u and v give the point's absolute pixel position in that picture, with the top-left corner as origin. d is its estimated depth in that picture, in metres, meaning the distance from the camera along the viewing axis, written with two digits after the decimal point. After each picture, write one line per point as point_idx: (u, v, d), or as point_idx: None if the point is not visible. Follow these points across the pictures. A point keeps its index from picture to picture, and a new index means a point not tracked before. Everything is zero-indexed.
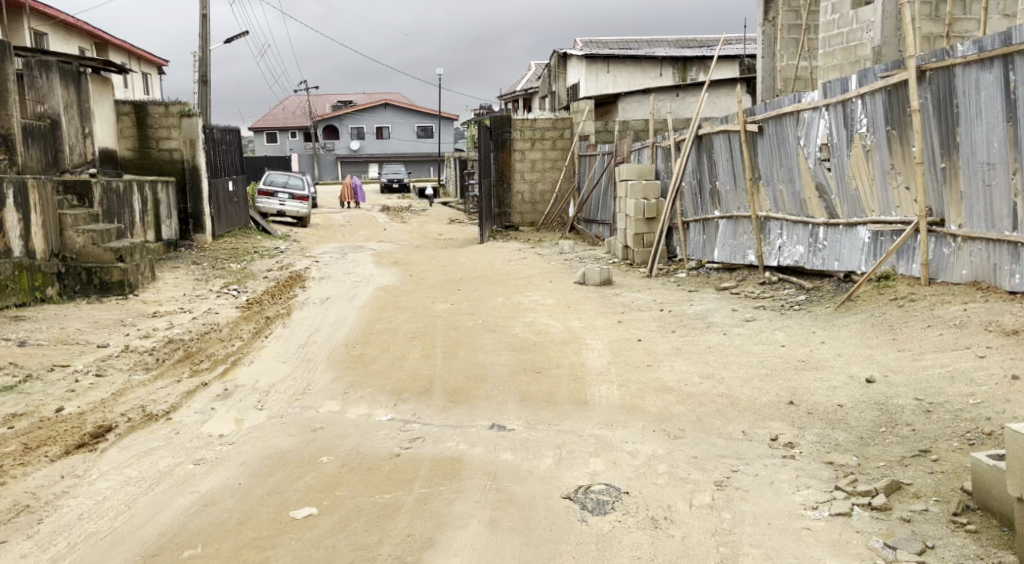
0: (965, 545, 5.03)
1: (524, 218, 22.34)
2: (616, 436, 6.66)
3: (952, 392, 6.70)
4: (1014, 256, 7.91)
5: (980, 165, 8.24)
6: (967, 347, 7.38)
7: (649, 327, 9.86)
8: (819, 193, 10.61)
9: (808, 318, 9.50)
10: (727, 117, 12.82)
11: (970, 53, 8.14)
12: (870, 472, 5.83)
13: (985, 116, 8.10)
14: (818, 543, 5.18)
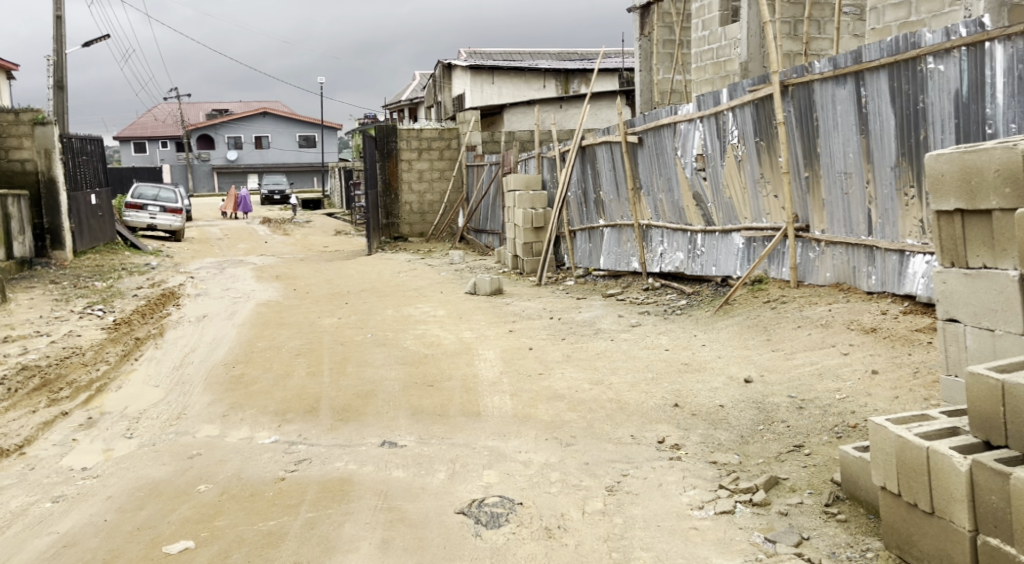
0: (837, 534, 5.22)
1: (412, 228, 22.37)
2: (509, 447, 6.81)
3: (822, 389, 7.11)
4: (871, 259, 8.45)
5: (838, 174, 8.76)
6: (833, 345, 7.84)
7: (540, 335, 10.09)
8: (696, 202, 11.08)
9: (689, 322, 9.88)
10: (608, 128, 13.18)
11: (826, 70, 8.64)
12: (751, 469, 6.10)
13: (842, 129, 8.61)
14: (704, 542, 5.32)
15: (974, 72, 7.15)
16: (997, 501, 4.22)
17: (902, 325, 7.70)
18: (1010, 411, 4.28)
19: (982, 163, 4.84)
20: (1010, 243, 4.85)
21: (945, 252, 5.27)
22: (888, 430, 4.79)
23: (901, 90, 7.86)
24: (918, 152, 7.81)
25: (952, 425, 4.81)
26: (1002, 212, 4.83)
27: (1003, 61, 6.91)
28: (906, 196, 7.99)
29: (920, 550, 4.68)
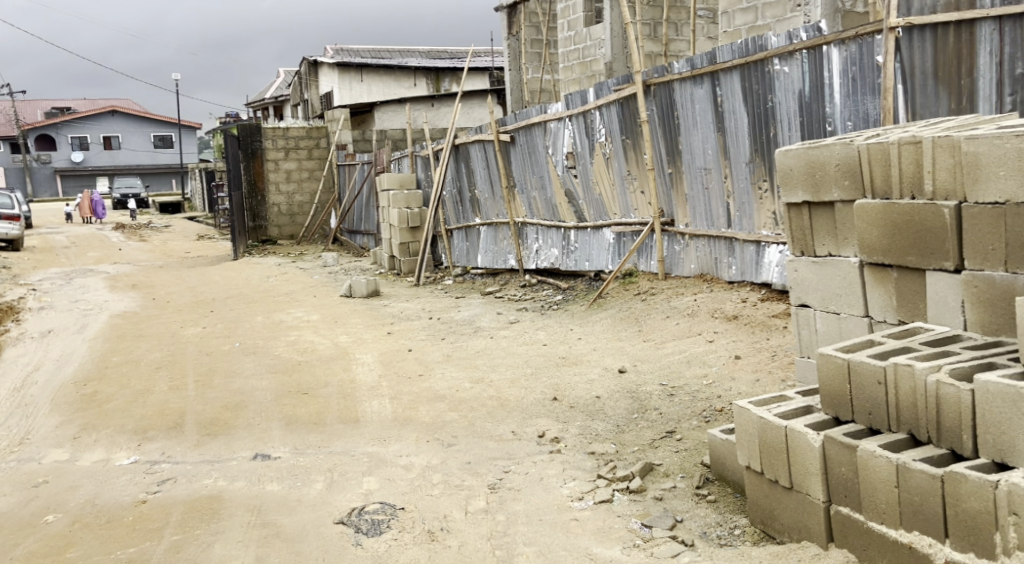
0: (707, 514, 5.42)
1: (282, 230, 22.02)
2: (389, 452, 6.81)
3: (690, 375, 7.43)
4: (730, 250, 8.87)
5: (699, 170, 9.14)
6: (699, 333, 8.20)
7: (419, 336, 10.16)
8: (568, 199, 11.35)
9: (565, 316, 10.13)
10: (481, 127, 13.31)
11: (684, 70, 9.00)
12: (627, 458, 6.29)
13: (701, 127, 8.99)
14: (584, 532, 5.38)
15: (814, 73, 7.60)
16: (846, 473, 4.51)
17: (761, 312, 8.11)
18: (856, 387, 4.60)
19: (824, 159, 5.21)
20: (850, 232, 5.21)
21: (795, 242, 5.62)
22: (750, 412, 5.06)
23: (752, 89, 8.27)
24: (769, 148, 8.23)
25: (808, 404, 5.11)
26: (843, 203, 5.20)
27: (839, 63, 7.37)
28: (759, 189, 8.41)
29: (781, 523, 4.95)
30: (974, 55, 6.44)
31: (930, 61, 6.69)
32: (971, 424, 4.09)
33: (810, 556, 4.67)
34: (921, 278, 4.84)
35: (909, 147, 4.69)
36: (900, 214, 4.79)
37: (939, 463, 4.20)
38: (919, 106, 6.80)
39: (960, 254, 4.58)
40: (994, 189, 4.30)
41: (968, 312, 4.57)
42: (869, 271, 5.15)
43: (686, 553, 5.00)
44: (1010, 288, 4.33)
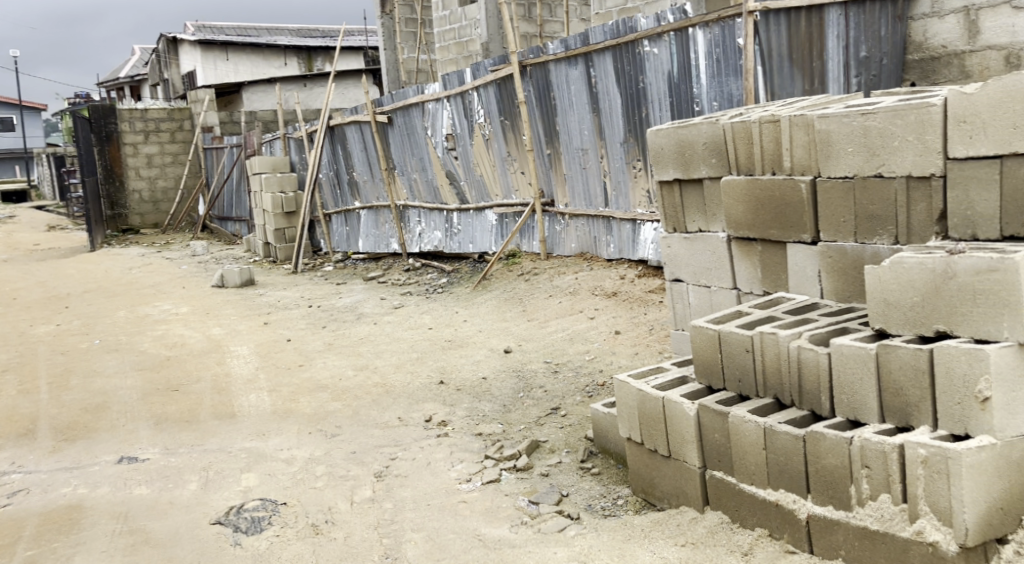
0: (592, 487, 5.54)
1: (145, 219, 21.46)
2: (269, 446, 6.57)
3: (573, 351, 7.60)
4: (608, 228, 9.10)
5: (576, 150, 9.31)
6: (580, 310, 8.38)
7: (299, 325, 10.03)
8: (449, 180, 11.40)
9: (450, 299, 10.15)
10: (356, 108, 13.16)
11: (559, 51, 9.13)
12: (513, 436, 6.32)
13: (577, 108, 9.16)
14: (473, 513, 5.33)
15: (682, 55, 7.83)
16: (719, 439, 4.73)
17: (639, 288, 8.37)
18: (727, 356, 4.82)
19: (693, 138, 5.41)
20: (718, 208, 5.42)
21: (668, 219, 5.81)
22: (630, 385, 5.23)
23: (624, 70, 8.47)
24: (641, 128, 8.45)
25: (682, 374, 5.32)
26: (711, 180, 5.41)
27: (704, 45, 7.61)
28: (634, 169, 8.63)
29: (661, 491, 5.14)
30: (823, 39, 6.99)
31: (784, 45, 7.07)
32: (828, 386, 4.36)
33: (688, 520, 4.87)
34: (783, 250, 5.08)
35: (769, 126, 4.94)
36: (762, 189, 5.03)
37: (801, 424, 4.46)
38: (776, 87, 7.13)
39: (817, 227, 4.85)
40: (843, 164, 4.61)
41: (825, 281, 4.85)
42: (736, 245, 5.38)
43: (572, 526, 5.06)
44: (860, 257, 4.65)
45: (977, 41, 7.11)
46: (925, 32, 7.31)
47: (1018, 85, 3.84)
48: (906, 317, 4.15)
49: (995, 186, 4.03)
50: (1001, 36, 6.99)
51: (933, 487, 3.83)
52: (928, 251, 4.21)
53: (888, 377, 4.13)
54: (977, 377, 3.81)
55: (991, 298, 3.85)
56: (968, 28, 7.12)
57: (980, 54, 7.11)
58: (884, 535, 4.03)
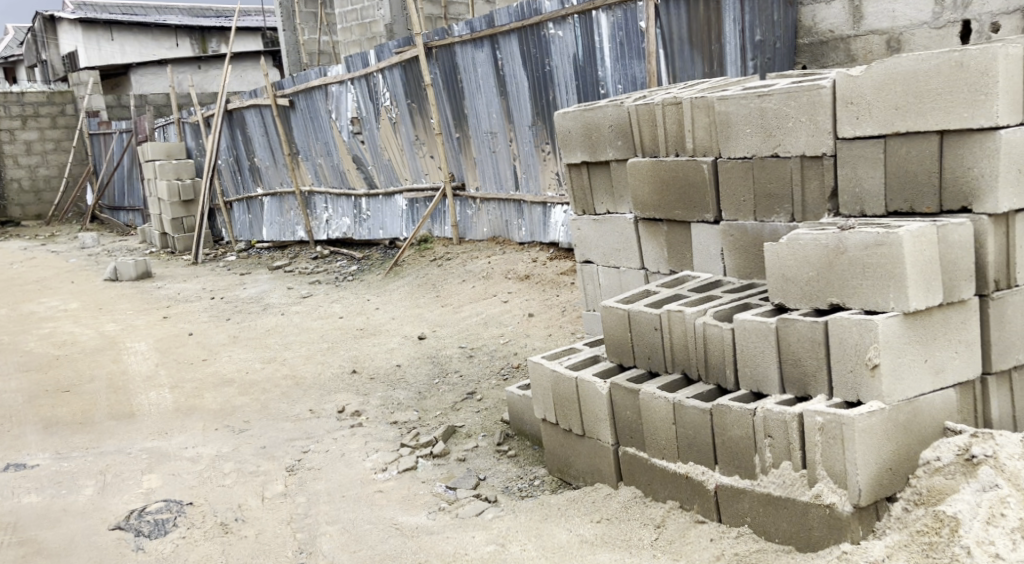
0: (509, 470, 5.58)
1: (26, 210, 20.69)
2: (172, 445, 6.30)
3: (487, 336, 7.62)
4: (519, 211, 9.18)
5: (485, 133, 9.34)
6: (494, 294, 8.42)
7: (201, 318, 9.81)
8: (356, 165, 11.35)
9: (361, 287, 10.06)
10: (255, 92, 12.88)
11: (464, 33, 9.12)
12: (429, 424, 6.28)
13: (484, 91, 9.18)
14: (389, 503, 5.31)
15: (586, 37, 7.92)
16: (630, 416, 4.84)
17: (551, 270, 8.48)
18: (636, 335, 4.94)
19: (598, 121, 5.50)
20: (625, 189, 5.52)
21: (576, 202, 5.90)
22: (543, 366, 5.30)
23: (530, 53, 8.52)
24: (549, 111, 8.52)
25: (594, 353, 5.41)
26: (618, 162, 5.50)
27: (607, 28, 7.71)
28: (543, 152, 8.71)
29: (577, 469, 5.24)
30: (721, 22, 7.08)
31: (685, 28, 7.21)
32: (732, 360, 4.51)
33: (603, 496, 4.97)
34: (687, 230, 5.21)
35: (672, 108, 5.05)
36: (666, 171, 5.15)
37: (707, 398, 4.61)
38: (678, 69, 7.30)
39: (719, 206, 4.99)
40: (742, 145, 4.77)
41: (727, 259, 5.00)
42: (643, 226, 5.48)
43: (490, 509, 5.12)
44: (760, 235, 4.82)
45: (861, 26, 7.26)
46: (815, 17, 7.55)
47: (899, 67, 4.12)
48: (802, 291, 4.34)
49: (880, 164, 4.32)
50: (882, 20, 7.15)
51: (829, 452, 4.02)
52: (821, 227, 4.39)
53: (787, 349, 4.30)
54: (867, 346, 3.99)
55: (879, 270, 4.02)
56: (852, 13, 7.30)
57: (864, 39, 7.26)
58: (785, 500, 4.21)
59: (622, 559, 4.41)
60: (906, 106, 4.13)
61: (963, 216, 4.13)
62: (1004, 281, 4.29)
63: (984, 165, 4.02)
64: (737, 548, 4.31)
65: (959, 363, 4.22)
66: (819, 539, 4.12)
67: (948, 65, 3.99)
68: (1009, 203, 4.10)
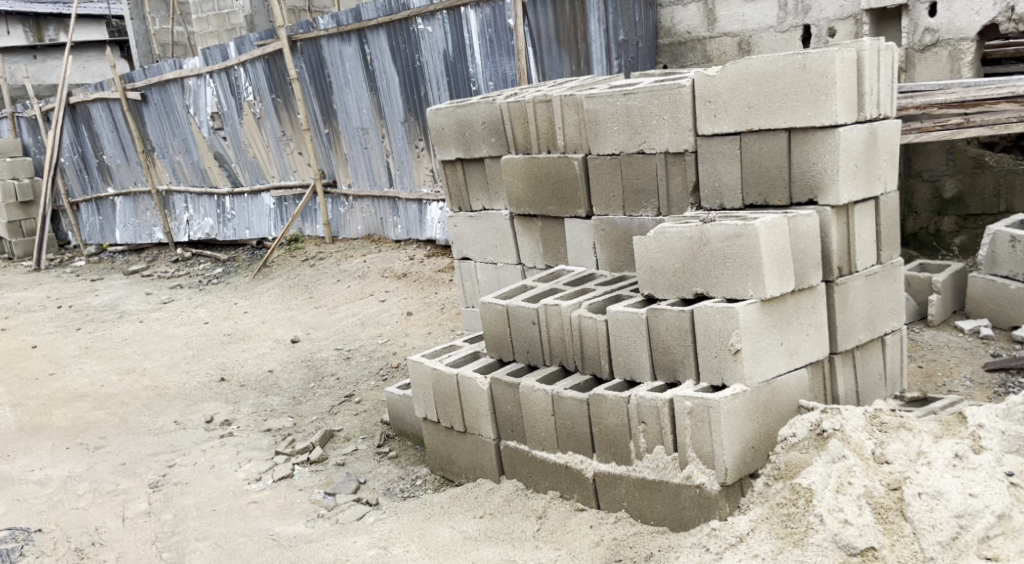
0: (390, 471, 5.54)
1: None
2: (19, 467, 5.96)
3: (365, 336, 7.54)
4: (395, 209, 9.23)
5: (356, 130, 9.28)
6: (371, 294, 8.37)
7: (49, 330, 9.36)
8: (218, 162, 11.13)
9: (229, 290, 9.80)
10: (102, 85, 12.34)
11: (330, 27, 8.99)
12: (305, 429, 6.14)
13: (353, 86, 9.10)
14: (265, 514, 5.19)
15: (456, 35, 7.97)
16: (510, 409, 4.92)
17: (428, 268, 8.50)
18: (515, 329, 5.00)
19: (471, 117, 5.56)
20: (500, 185, 5.59)
21: (452, 198, 5.93)
22: (423, 364, 5.26)
23: (399, 49, 8.49)
24: (420, 108, 8.53)
25: (474, 350, 5.41)
26: (492, 159, 5.57)
27: (476, 24, 7.79)
28: (416, 148, 8.74)
29: (459, 466, 5.27)
30: (586, 22, 7.27)
31: (552, 26, 7.35)
32: (606, 350, 4.67)
33: (485, 491, 5.04)
34: (560, 225, 5.32)
35: (543, 105, 5.15)
36: (539, 167, 5.24)
37: (584, 388, 4.73)
38: (547, 67, 7.45)
39: (590, 201, 5.10)
40: (609, 142, 4.89)
41: (600, 253, 5.12)
42: (518, 222, 5.56)
43: (371, 513, 5.10)
44: (628, 229, 4.96)
45: (715, 28, 7.53)
46: (672, 19, 7.82)
47: (750, 67, 4.37)
48: (670, 282, 4.53)
49: (736, 159, 4.56)
50: (733, 24, 7.42)
51: (698, 435, 4.25)
52: (685, 220, 4.59)
53: (657, 337, 4.49)
54: (730, 331, 4.25)
55: (739, 260, 4.26)
56: (707, 15, 7.57)
57: (718, 40, 7.53)
58: (659, 483, 4.43)
59: (506, 554, 4.51)
60: (758, 105, 4.40)
61: (810, 208, 4.43)
62: (846, 267, 4.60)
63: (827, 160, 4.33)
64: (616, 533, 4.50)
65: (811, 344, 4.51)
66: (691, 518, 4.38)
67: (793, 67, 4.27)
68: (850, 195, 4.45)
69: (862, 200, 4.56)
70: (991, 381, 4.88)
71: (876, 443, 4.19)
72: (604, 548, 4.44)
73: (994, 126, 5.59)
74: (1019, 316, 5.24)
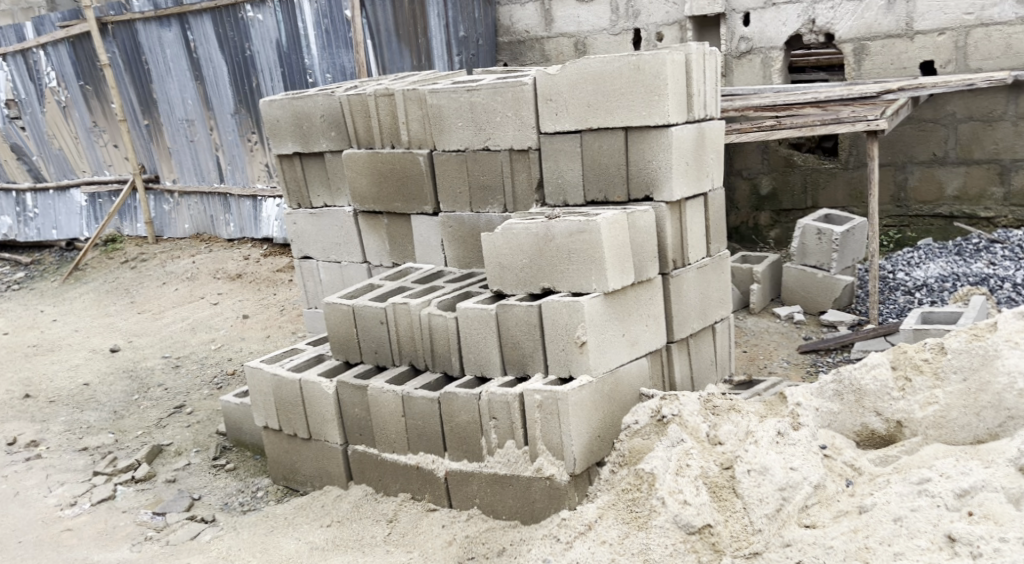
0: (227, 484, 5.23)
1: None
2: None
3: (195, 343, 7.05)
4: (226, 206, 8.86)
5: (179, 121, 8.73)
6: (201, 297, 7.91)
7: None
8: (15, 155, 10.18)
9: (32, 297, 8.87)
10: None
11: (147, 9, 8.39)
12: (129, 445, 5.66)
13: (175, 74, 8.53)
14: (81, 542, 4.73)
15: (289, 23, 7.66)
16: (358, 413, 4.79)
17: (264, 269, 8.19)
18: (361, 330, 4.88)
19: (309, 109, 5.36)
20: (342, 182, 5.43)
21: (290, 195, 5.70)
22: (262, 370, 5.03)
23: (226, 36, 8.05)
24: (252, 100, 8.14)
25: (318, 353, 5.21)
26: (332, 154, 5.39)
27: (310, 14, 7.53)
28: (249, 142, 8.37)
29: (303, 475, 5.07)
30: (425, 17, 7.43)
31: (391, 20, 7.30)
32: (457, 348, 4.64)
33: (333, 499, 4.88)
34: (407, 222, 5.23)
35: (384, 99, 5.06)
36: (383, 163, 5.15)
37: (435, 387, 4.69)
38: (387, 61, 7.33)
39: (437, 198, 5.06)
40: (455, 138, 4.88)
41: (448, 249, 5.09)
42: (362, 219, 5.41)
43: (207, 531, 4.80)
44: (476, 226, 4.95)
45: (553, 28, 7.91)
46: (511, 17, 8.13)
47: (589, 67, 4.45)
48: (517, 278, 4.57)
49: (577, 157, 4.63)
50: (568, 25, 7.82)
51: (548, 427, 4.32)
52: (530, 217, 4.62)
53: (506, 333, 4.52)
54: (575, 325, 4.32)
55: (582, 255, 4.35)
56: (544, 15, 7.93)
57: (555, 40, 7.92)
58: (511, 478, 4.45)
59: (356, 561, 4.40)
60: (597, 104, 4.49)
61: (647, 204, 4.56)
62: (680, 261, 4.76)
63: (661, 158, 4.47)
64: (468, 531, 4.49)
65: (649, 335, 4.65)
66: (542, 510, 4.42)
67: (627, 69, 4.39)
68: (683, 191, 4.59)
69: (692, 197, 4.73)
70: (804, 361, 5.28)
71: (710, 426, 4.34)
72: (457, 547, 4.42)
73: (802, 128, 5.51)
74: (825, 302, 5.77)
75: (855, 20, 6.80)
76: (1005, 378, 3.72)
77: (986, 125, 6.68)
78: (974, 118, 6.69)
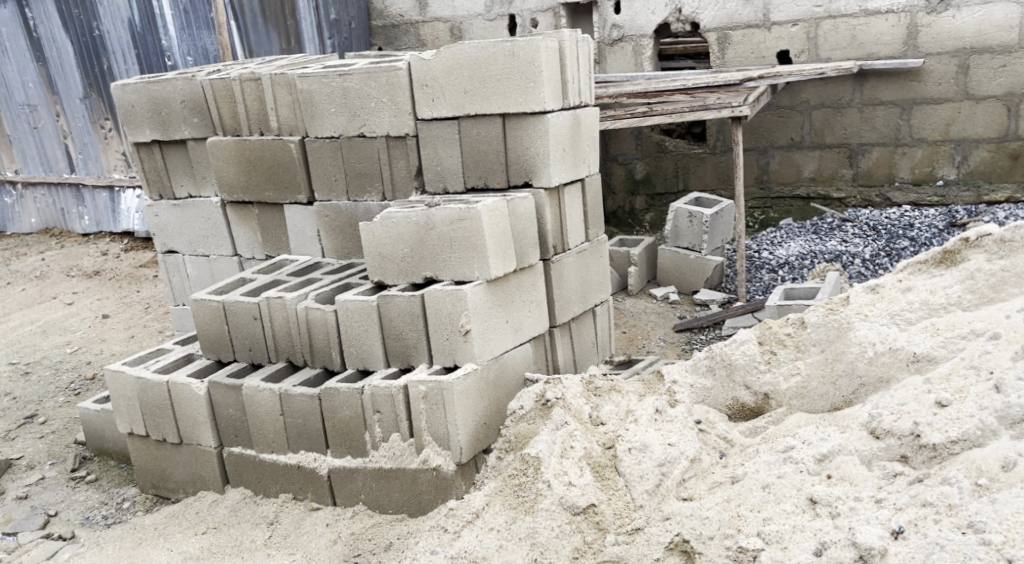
0: (87, 497, 4.88)
1: None
2: None
3: (48, 345, 6.53)
4: (79, 199, 8.60)
5: (19, 107, 8.37)
6: (54, 296, 7.43)
7: None
8: None
9: None
10: None
11: None
12: None
13: (12, 55, 8.18)
14: None
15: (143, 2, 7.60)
16: (233, 414, 4.58)
17: (126, 265, 7.97)
18: (233, 326, 4.68)
19: (167, 94, 5.12)
20: (207, 170, 5.22)
21: (151, 185, 5.45)
22: (124, 374, 4.73)
23: (71, 14, 7.84)
24: (104, 82, 7.96)
25: (188, 353, 4.96)
26: (195, 141, 5.18)
27: None
28: (102, 129, 8.17)
29: (175, 481, 4.81)
30: (292, 0, 7.52)
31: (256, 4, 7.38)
32: (337, 342, 4.50)
33: (207, 505, 4.65)
34: (280, 212, 5.07)
35: (251, 83, 4.88)
36: (251, 150, 4.96)
37: (314, 383, 4.55)
38: (253, 44, 7.42)
39: (311, 187, 4.91)
40: (328, 125, 4.72)
41: (325, 239, 4.95)
42: (231, 209, 5.23)
43: (65, 549, 4.45)
44: (354, 215, 4.83)
45: (427, 12, 7.86)
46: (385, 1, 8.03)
47: (463, 54, 4.38)
48: (399, 267, 4.47)
49: (456, 144, 4.56)
50: (444, 9, 7.79)
51: (433, 417, 4.24)
52: (410, 205, 4.54)
53: (389, 325, 4.40)
54: (460, 313, 4.26)
55: (463, 243, 4.30)
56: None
57: (430, 25, 7.87)
58: (396, 472, 4.35)
59: None
60: (474, 90, 4.42)
61: (526, 190, 4.52)
62: (559, 246, 4.79)
63: (538, 145, 4.44)
64: (353, 528, 4.36)
65: (532, 321, 4.66)
66: (428, 502, 4.35)
67: (502, 55, 4.33)
68: (560, 177, 4.58)
69: (570, 183, 4.75)
70: (680, 339, 5.48)
71: (593, 407, 4.23)
72: (342, 545, 4.27)
73: (671, 115, 5.70)
74: (695, 283, 6.04)
75: (717, 11, 7.13)
76: (856, 347, 3.67)
77: (836, 112, 7.13)
78: (825, 104, 7.13)
